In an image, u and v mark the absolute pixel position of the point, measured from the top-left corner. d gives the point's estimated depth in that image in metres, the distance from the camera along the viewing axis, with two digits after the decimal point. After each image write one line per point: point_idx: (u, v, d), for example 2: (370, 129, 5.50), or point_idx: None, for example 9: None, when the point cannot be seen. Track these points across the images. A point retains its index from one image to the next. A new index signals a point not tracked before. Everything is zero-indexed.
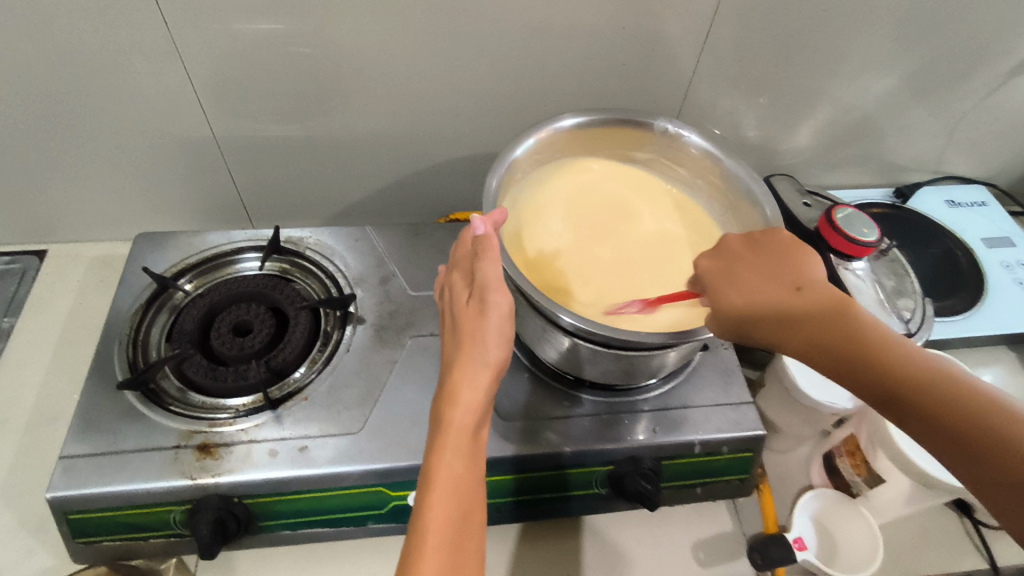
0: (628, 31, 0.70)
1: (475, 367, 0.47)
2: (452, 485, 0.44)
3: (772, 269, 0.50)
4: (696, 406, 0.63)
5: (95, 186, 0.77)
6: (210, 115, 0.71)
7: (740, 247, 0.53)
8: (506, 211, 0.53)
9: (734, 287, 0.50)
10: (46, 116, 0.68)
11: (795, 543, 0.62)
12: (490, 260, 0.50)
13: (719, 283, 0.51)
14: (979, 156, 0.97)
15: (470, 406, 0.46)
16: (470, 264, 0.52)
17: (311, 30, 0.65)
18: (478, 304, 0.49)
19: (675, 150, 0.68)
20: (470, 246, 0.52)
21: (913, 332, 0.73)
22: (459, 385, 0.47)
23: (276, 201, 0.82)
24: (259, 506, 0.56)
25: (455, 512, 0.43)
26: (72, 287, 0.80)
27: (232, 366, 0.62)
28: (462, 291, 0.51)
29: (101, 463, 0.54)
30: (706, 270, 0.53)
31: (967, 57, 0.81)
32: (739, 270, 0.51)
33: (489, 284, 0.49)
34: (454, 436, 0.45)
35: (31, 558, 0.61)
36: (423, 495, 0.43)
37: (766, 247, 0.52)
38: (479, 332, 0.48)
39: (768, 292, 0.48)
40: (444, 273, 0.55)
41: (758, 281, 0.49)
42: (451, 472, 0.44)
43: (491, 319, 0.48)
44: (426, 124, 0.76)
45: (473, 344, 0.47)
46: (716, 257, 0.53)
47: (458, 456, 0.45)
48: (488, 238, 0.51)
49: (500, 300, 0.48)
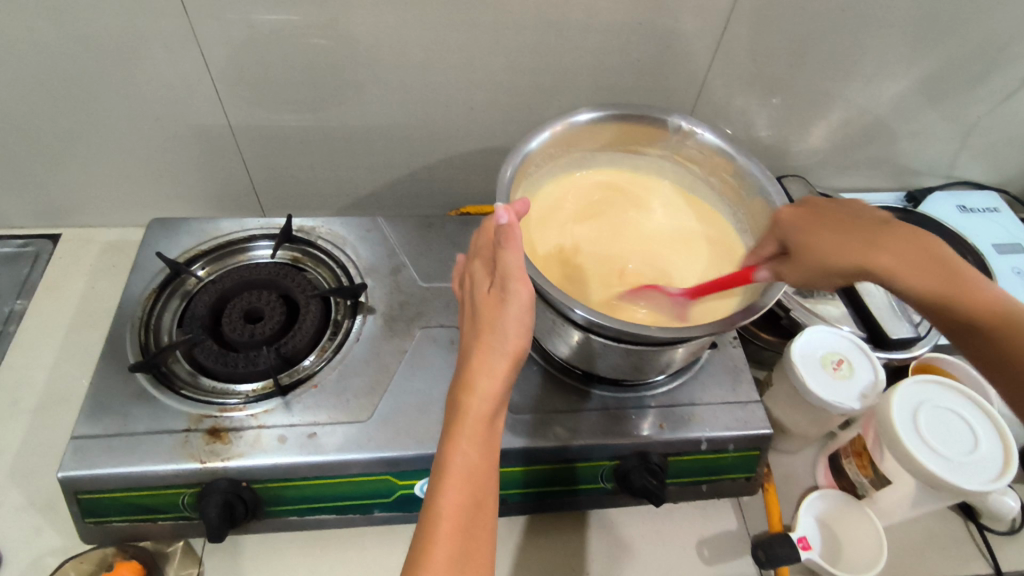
0: (643, 28, 0.70)
1: (494, 355, 0.47)
2: (466, 472, 0.44)
3: (852, 220, 0.55)
4: (704, 403, 0.63)
5: (110, 171, 0.78)
6: (226, 104, 0.71)
7: (819, 202, 0.58)
8: (529, 203, 0.53)
9: (830, 234, 0.54)
10: (63, 100, 0.69)
11: (800, 543, 0.62)
12: (512, 250, 0.49)
13: (807, 231, 0.55)
14: (992, 162, 0.96)
15: (488, 395, 0.46)
16: (492, 252, 0.51)
17: (329, 21, 0.65)
18: (498, 292, 0.48)
19: (689, 148, 0.68)
20: (493, 235, 0.52)
21: (923, 335, 0.73)
22: (477, 373, 0.46)
23: (289, 190, 0.82)
24: (267, 491, 0.57)
25: (467, 499, 0.43)
26: (84, 271, 0.81)
27: (244, 352, 0.62)
28: (484, 279, 0.50)
29: (112, 444, 0.55)
30: (790, 220, 0.57)
31: (981, 62, 0.81)
32: (824, 220, 0.55)
33: (509, 273, 0.48)
34: (469, 424, 0.45)
35: (41, 537, 0.61)
36: (436, 481, 0.44)
37: (843, 204, 0.58)
38: (499, 321, 0.47)
39: (860, 236, 0.54)
40: (465, 261, 0.55)
41: (846, 229, 0.54)
42: (466, 459, 0.44)
43: (511, 308, 0.47)
44: (439, 118, 0.76)
45: (491, 332, 0.47)
46: (795, 207, 0.58)
47: (473, 445, 0.45)
48: (511, 227, 0.50)
49: (519, 290, 0.47)
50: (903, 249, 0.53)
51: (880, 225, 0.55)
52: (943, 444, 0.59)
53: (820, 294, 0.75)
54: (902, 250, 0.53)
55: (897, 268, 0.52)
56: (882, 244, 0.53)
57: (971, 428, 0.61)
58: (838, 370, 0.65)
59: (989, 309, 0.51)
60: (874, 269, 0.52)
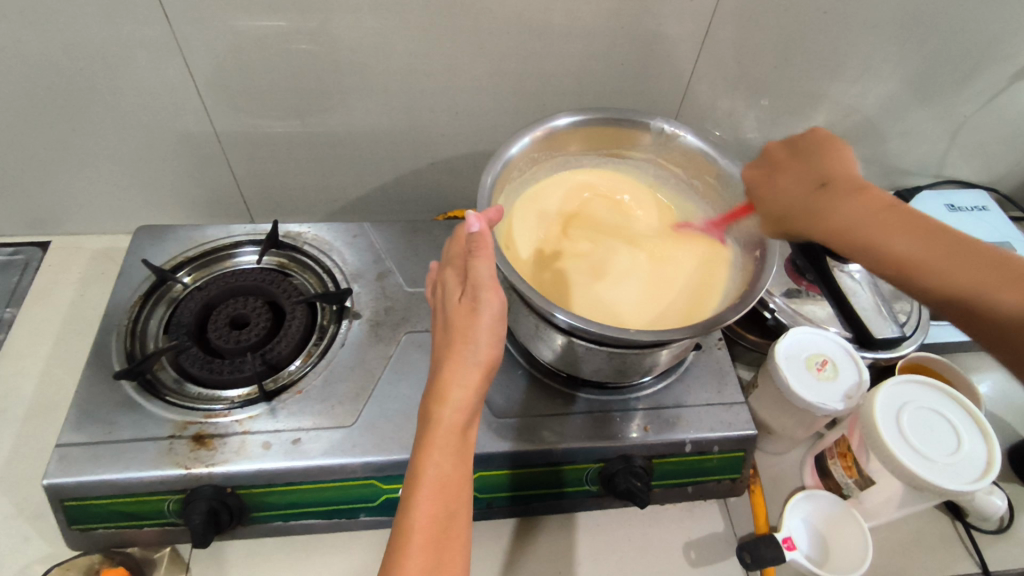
0: (627, 31, 0.70)
1: (467, 366, 0.47)
2: (438, 484, 0.44)
3: (805, 171, 0.54)
4: (689, 406, 0.63)
5: (98, 179, 0.78)
6: (212, 111, 0.72)
7: (780, 150, 0.57)
8: (501, 209, 0.53)
9: (776, 189, 0.56)
10: (50, 109, 0.69)
11: (785, 543, 0.62)
12: (484, 258, 0.49)
13: (758, 195, 0.58)
14: (981, 161, 0.96)
15: (461, 405, 0.46)
16: (463, 261, 0.52)
17: (313, 28, 0.65)
18: (470, 302, 0.48)
19: (672, 150, 0.68)
20: (465, 244, 0.52)
21: (908, 335, 0.73)
22: (450, 384, 0.46)
23: (277, 196, 0.82)
24: (252, 497, 0.57)
25: (441, 511, 0.43)
26: (73, 279, 0.81)
27: (229, 358, 0.62)
28: (455, 288, 0.50)
29: (96, 452, 0.55)
30: (751, 182, 0.59)
31: (967, 61, 0.81)
32: (780, 174, 0.56)
33: (481, 282, 0.48)
34: (442, 436, 0.45)
35: (28, 545, 0.61)
36: (409, 494, 0.44)
37: (807, 148, 0.56)
38: (471, 331, 0.47)
39: (798, 193, 0.54)
40: (437, 270, 0.55)
41: (795, 180, 0.54)
42: (439, 471, 0.44)
43: (483, 318, 0.47)
44: (425, 122, 0.76)
45: (464, 342, 0.47)
46: (759, 166, 0.59)
47: (446, 457, 0.45)
48: (482, 236, 0.50)
49: (491, 299, 0.48)
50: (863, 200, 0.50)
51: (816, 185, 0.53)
52: (924, 444, 0.59)
53: (807, 295, 0.76)
54: (852, 201, 0.50)
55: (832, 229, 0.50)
56: (840, 199, 0.50)
57: (952, 422, 0.61)
58: (823, 371, 0.66)
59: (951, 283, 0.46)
60: (796, 227, 0.53)
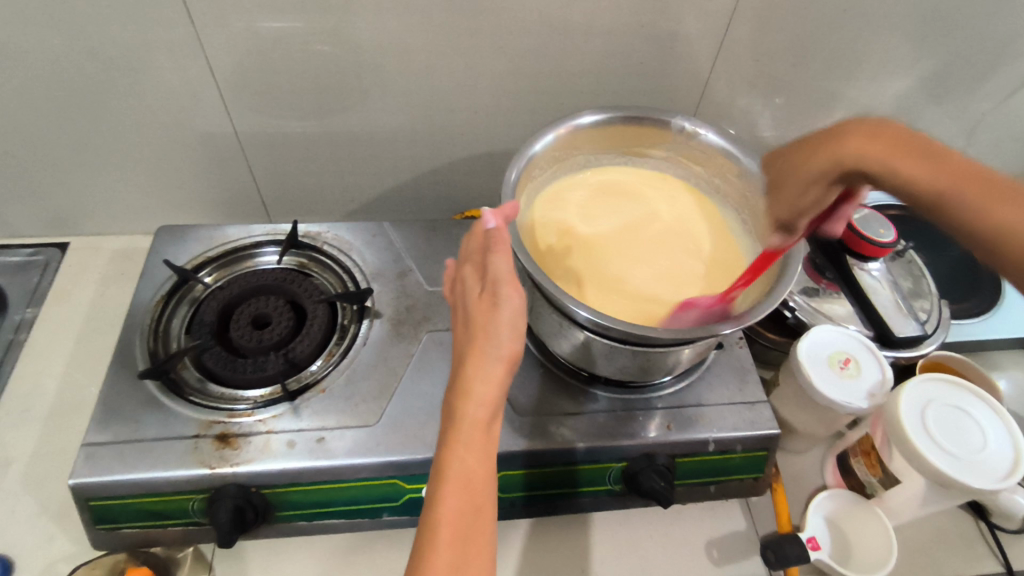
0: (645, 30, 0.70)
1: (489, 360, 0.46)
2: (464, 480, 0.44)
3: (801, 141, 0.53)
4: (711, 404, 0.63)
5: (117, 179, 0.78)
6: (231, 112, 0.72)
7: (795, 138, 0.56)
8: (517, 206, 0.54)
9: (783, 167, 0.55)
10: (71, 109, 0.70)
11: (809, 543, 0.63)
12: (501, 254, 0.50)
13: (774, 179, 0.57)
14: (997, 159, 0.96)
15: (484, 400, 0.45)
16: (481, 257, 0.51)
17: (332, 28, 0.65)
18: (490, 296, 0.48)
19: (693, 149, 0.68)
20: (482, 239, 0.52)
21: (929, 333, 0.73)
22: (472, 379, 0.46)
23: (295, 196, 0.83)
24: (276, 496, 0.57)
25: (466, 506, 0.43)
26: (93, 279, 0.82)
27: (251, 357, 0.62)
28: (473, 283, 0.50)
29: (122, 451, 0.55)
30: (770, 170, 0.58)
31: (985, 58, 0.81)
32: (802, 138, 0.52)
33: (500, 277, 0.49)
34: (467, 432, 0.45)
35: (53, 543, 0.61)
36: (435, 489, 0.43)
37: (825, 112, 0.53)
38: (492, 325, 0.47)
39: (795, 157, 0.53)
40: (453, 267, 0.54)
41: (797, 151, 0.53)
42: (464, 466, 0.44)
43: (504, 312, 0.47)
44: (443, 122, 0.76)
45: (485, 337, 0.46)
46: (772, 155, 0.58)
47: (471, 452, 0.44)
48: (499, 232, 0.51)
49: (512, 296, 0.48)
50: (904, 145, 0.44)
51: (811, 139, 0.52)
52: (950, 442, 0.59)
53: (826, 293, 0.75)
54: (891, 147, 0.44)
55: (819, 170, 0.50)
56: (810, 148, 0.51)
57: (984, 429, 0.60)
58: (846, 369, 0.65)
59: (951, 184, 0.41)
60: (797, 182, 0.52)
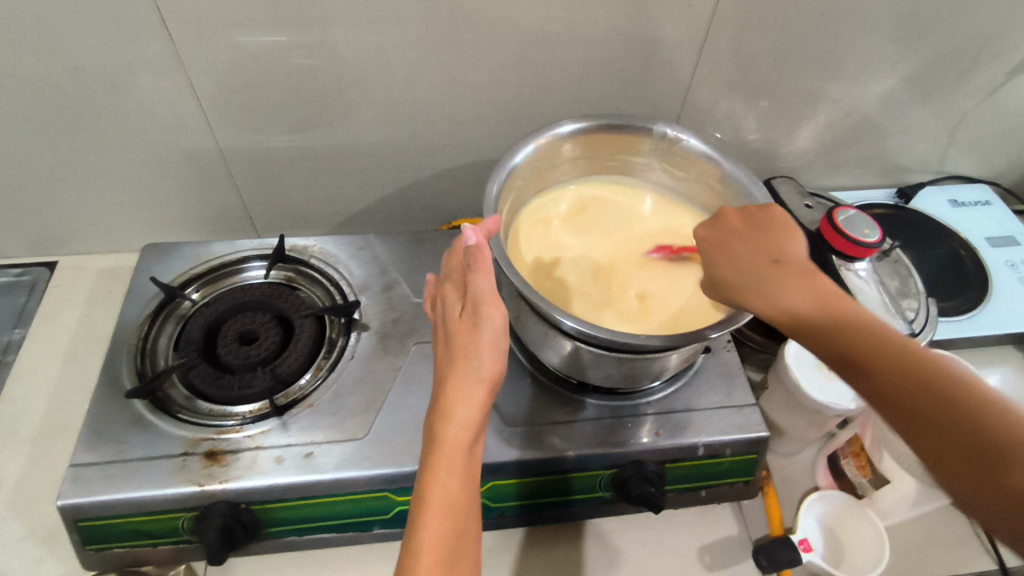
0: (625, 37, 0.70)
1: (469, 382, 0.47)
2: (447, 504, 0.44)
3: (757, 240, 0.53)
4: (700, 409, 0.63)
5: (102, 199, 0.78)
6: (215, 128, 0.72)
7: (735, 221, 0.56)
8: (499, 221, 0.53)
9: (728, 255, 0.54)
10: (54, 130, 0.70)
11: (801, 545, 0.62)
12: (482, 272, 0.49)
13: (716, 249, 0.55)
14: (983, 156, 0.97)
15: (465, 422, 0.46)
16: (463, 276, 0.52)
17: (314, 42, 0.66)
18: (471, 318, 0.49)
19: (674, 155, 0.68)
20: (463, 257, 0.53)
21: (918, 333, 0.73)
22: (454, 402, 0.47)
23: (282, 212, 0.83)
24: (266, 513, 0.57)
25: (449, 530, 0.44)
26: (81, 298, 0.82)
27: (238, 374, 0.62)
28: (455, 304, 0.51)
29: (108, 472, 0.55)
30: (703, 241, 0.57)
31: (966, 56, 0.81)
32: (738, 242, 0.54)
33: (481, 297, 0.49)
34: (448, 454, 0.45)
35: (42, 566, 0.61)
36: (417, 513, 0.44)
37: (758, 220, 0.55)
38: (472, 347, 0.48)
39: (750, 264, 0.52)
40: (436, 284, 0.55)
41: (748, 251, 0.53)
42: (446, 490, 0.45)
43: (485, 333, 0.48)
44: (427, 134, 0.77)
45: (466, 360, 0.48)
46: (711, 227, 0.57)
47: (452, 475, 0.45)
48: (480, 250, 0.49)
49: (492, 316, 0.48)
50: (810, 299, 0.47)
51: (759, 252, 0.52)
52: None
53: None
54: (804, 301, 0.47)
55: (776, 298, 0.48)
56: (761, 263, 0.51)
57: None
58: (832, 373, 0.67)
59: (907, 363, 0.41)
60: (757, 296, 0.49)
